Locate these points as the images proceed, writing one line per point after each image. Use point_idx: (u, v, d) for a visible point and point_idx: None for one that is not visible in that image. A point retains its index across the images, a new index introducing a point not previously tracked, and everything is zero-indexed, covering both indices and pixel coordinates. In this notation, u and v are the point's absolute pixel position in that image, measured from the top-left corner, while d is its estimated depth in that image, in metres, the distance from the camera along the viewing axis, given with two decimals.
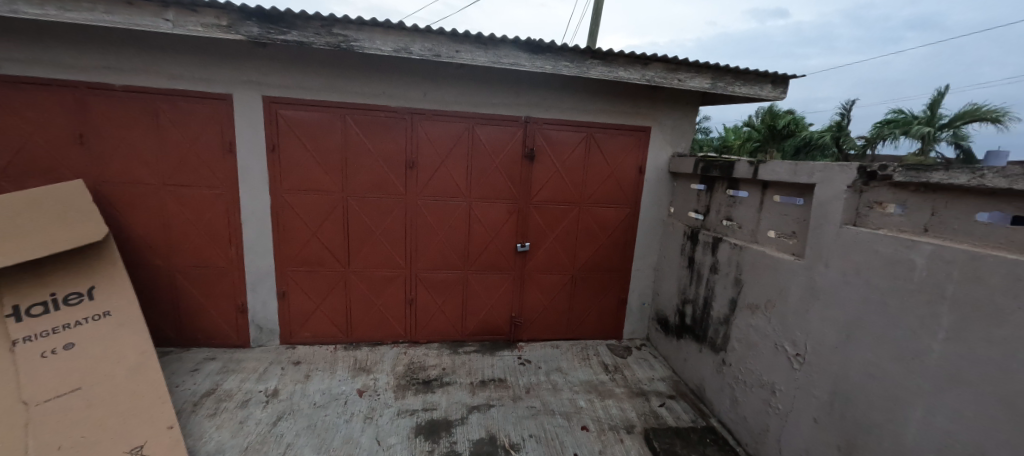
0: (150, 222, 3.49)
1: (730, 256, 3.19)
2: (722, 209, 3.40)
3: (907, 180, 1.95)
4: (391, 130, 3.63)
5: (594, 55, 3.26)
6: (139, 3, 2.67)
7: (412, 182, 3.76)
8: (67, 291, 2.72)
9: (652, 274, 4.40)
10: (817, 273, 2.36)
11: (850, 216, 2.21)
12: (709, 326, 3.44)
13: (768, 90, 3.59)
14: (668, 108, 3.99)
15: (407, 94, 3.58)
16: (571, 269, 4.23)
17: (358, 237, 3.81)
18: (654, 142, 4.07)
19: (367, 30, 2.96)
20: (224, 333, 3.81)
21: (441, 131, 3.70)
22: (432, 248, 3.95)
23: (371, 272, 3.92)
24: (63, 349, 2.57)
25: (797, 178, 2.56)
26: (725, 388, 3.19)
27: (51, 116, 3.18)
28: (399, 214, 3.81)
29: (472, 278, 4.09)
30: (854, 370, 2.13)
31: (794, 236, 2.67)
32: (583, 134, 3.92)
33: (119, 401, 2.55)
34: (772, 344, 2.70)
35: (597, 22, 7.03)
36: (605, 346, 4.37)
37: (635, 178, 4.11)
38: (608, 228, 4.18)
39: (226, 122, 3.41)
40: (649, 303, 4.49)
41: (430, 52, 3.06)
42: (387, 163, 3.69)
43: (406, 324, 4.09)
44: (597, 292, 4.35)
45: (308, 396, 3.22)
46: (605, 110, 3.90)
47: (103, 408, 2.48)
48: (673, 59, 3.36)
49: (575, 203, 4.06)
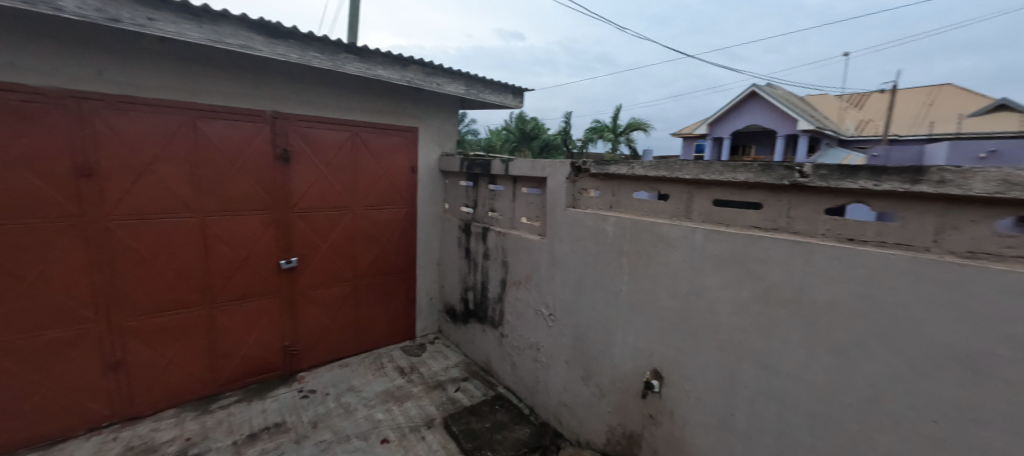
0: None
1: (496, 242, 3.65)
2: (486, 202, 3.84)
3: (597, 171, 2.67)
4: (38, 123, 2.43)
5: (347, 49, 3.05)
6: None
7: (94, 196, 2.64)
8: None
9: (436, 268, 4.57)
10: (556, 247, 2.97)
11: (570, 200, 2.87)
12: (488, 306, 3.85)
13: (510, 99, 4.24)
14: (432, 110, 4.19)
15: (64, 70, 2.47)
16: (351, 278, 3.92)
17: None
18: (423, 142, 4.19)
19: None
20: None
21: (140, 125, 2.73)
22: (148, 284, 2.92)
23: (26, 338, 2.57)
24: None
25: (535, 172, 3.13)
26: (505, 357, 3.65)
27: None
28: (72, 244, 2.62)
29: (221, 313, 3.25)
30: (585, 317, 2.79)
31: (539, 220, 3.27)
32: (347, 133, 3.66)
33: None
34: (534, 310, 3.26)
35: (356, 14, 6.68)
36: (399, 349, 4.29)
37: (408, 178, 4.14)
38: (387, 230, 4.08)
39: None
40: (437, 297, 4.66)
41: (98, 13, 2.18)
42: (37, 171, 2.47)
43: (115, 396, 2.90)
44: (383, 297, 4.19)
45: None
46: (369, 108, 3.76)
47: None
48: (429, 63, 3.52)
49: (348, 208, 3.78)
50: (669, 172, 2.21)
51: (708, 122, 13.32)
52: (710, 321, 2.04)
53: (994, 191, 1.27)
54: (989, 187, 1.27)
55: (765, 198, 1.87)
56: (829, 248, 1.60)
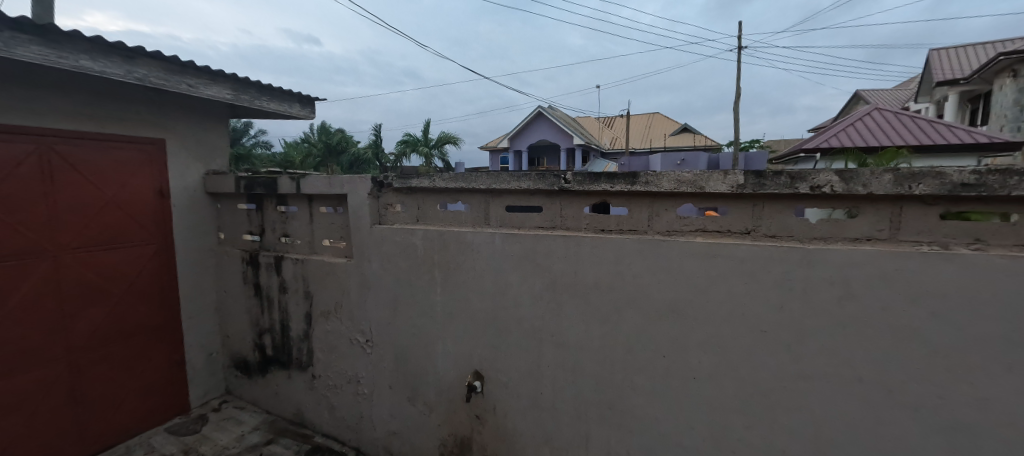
0: None
1: (294, 272, 3.15)
2: (276, 226, 3.28)
3: (400, 185, 2.62)
4: None
5: (17, 26, 2.11)
6: None
7: None
8: None
9: (214, 315, 3.63)
10: (366, 268, 2.77)
11: (376, 217, 2.73)
12: (292, 348, 3.29)
13: (297, 108, 3.76)
14: (184, 117, 3.32)
15: None
16: (61, 353, 2.73)
17: None
18: (175, 157, 3.28)
19: None
20: None
21: None
22: None
23: None
24: None
25: (332, 189, 2.86)
26: (321, 401, 3.19)
27: None
28: None
29: None
30: (405, 336, 2.69)
31: (343, 240, 2.99)
32: (31, 146, 2.53)
33: None
34: (349, 340, 2.95)
35: None
36: (162, 432, 3.21)
37: (155, 204, 3.17)
38: (122, 277, 3.01)
39: None
40: (219, 350, 3.71)
41: None
42: None
43: None
44: (127, 368, 3.08)
45: None
46: (71, 112, 2.70)
47: None
48: (173, 59, 2.78)
49: (43, 254, 2.61)
50: (467, 182, 2.35)
51: (507, 137, 14.98)
52: (515, 315, 2.26)
53: (674, 187, 1.82)
54: (672, 185, 1.81)
55: (544, 202, 2.20)
56: (590, 238, 1.99)
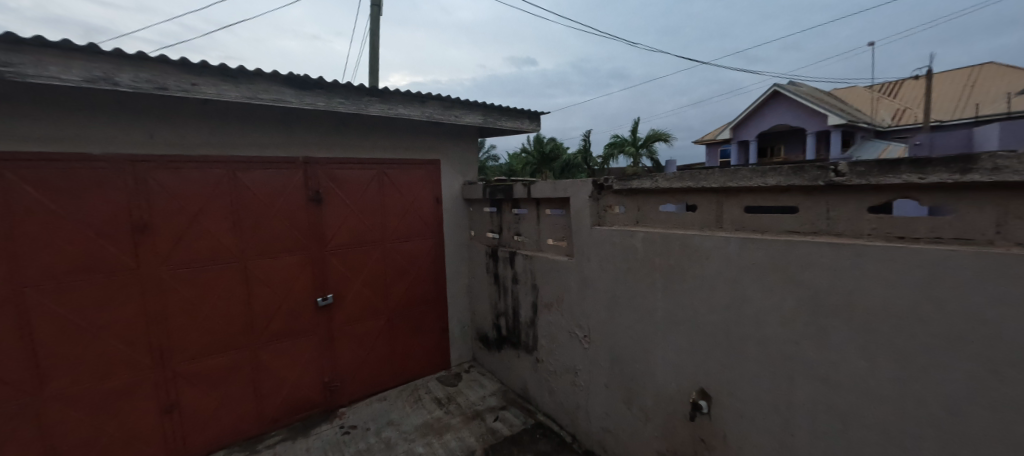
0: None
1: (524, 266, 3.63)
2: (511, 226, 3.86)
3: (620, 187, 2.64)
4: (101, 186, 2.60)
5: (370, 92, 3.22)
6: None
7: (151, 250, 2.78)
8: None
9: (466, 296, 4.57)
10: (585, 266, 2.93)
11: (596, 218, 2.84)
12: (521, 332, 3.81)
13: (527, 123, 4.31)
14: (451, 141, 4.30)
15: (114, 136, 2.62)
16: (384, 311, 3.97)
17: (61, 343, 2.55)
18: (445, 172, 4.29)
19: (31, 51, 2.09)
20: None
21: (189, 181, 2.88)
22: (198, 329, 3.00)
23: (94, 388, 2.68)
24: None
25: (557, 193, 3.14)
26: (543, 383, 3.56)
27: None
28: (132, 296, 2.75)
29: (264, 353, 3.30)
30: (622, 337, 2.70)
31: (565, 240, 3.24)
32: (374, 171, 3.78)
33: None
34: (568, 333, 3.19)
35: (373, 43, 6.71)
36: (435, 380, 4.25)
37: (434, 208, 4.23)
38: (415, 262, 4.14)
39: None
40: (469, 324, 4.64)
41: (150, 84, 2.39)
42: (99, 230, 2.61)
43: (169, 440, 2.95)
44: (417, 328, 4.21)
45: None
46: (393, 145, 3.90)
47: None
48: (447, 97, 3.65)
49: (378, 242, 3.86)
50: (695, 182, 2.16)
51: (731, 127, 12.96)
52: (755, 334, 1.94)
53: None
54: None
55: (801, 201, 1.80)
56: (880, 248, 1.50)
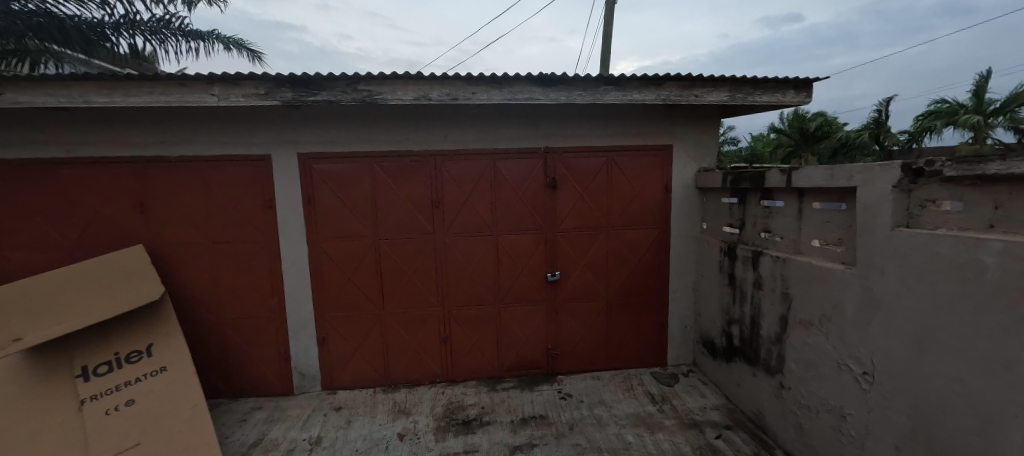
0: (202, 280, 3.61)
1: (773, 270, 3.02)
2: (758, 221, 3.25)
3: (958, 174, 1.81)
4: (417, 173, 3.65)
5: (607, 81, 3.29)
6: (190, 82, 2.97)
7: (440, 220, 3.74)
8: (128, 350, 2.97)
9: (692, 294, 4.18)
10: (874, 280, 2.18)
11: (902, 218, 2.06)
12: (760, 346, 3.21)
13: (791, 95, 3.48)
14: (687, 125, 3.94)
15: (427, 137, 3.63)
16: (604, 295, 4.08)
17: (392, 279, 3.78)
18: (678, 159, 3.98)
19: (389, 83, 3.12)
20: (269, 382, 3.80)
21: (464, 169, 3.70)
22: (465, 285, 3.87)
23: (407, 314, 3.84)
24: (124, 406, 2.78)
25: (835, 182, 2.43)
26: (787, 415, 2.91)
27: (113, 189, 3.44)
28: (429, 253, 3.78)
29: (506, 312, 3.96)
30: (936, 388, 1.89)
31: (842, 243, 2.49)
32: (604, 158, 3.88)
33: None
34: (835, 362, 2.47)
35: (607, 34, 6.81)
36: (648, 374, 4.12)
37: (662, 197, 4.01)
38: (639, 250, 4.05)
39: (266, 182, 3.54)
40: (692, 325, 4.24)
41: (448, 97, 3.17)
42: (414, 204, 3.70)
43: (444, 363, 3.94)
44: (633, 318, 4.16)
45: (350, 442, 3.11)
46: (625, 132, 3.88)
47: None
48: (687, 76, 3.34)
49: (603, 228, 3.97)
50: None
51: None
52: None
53: None
54: None
55: None
56: None
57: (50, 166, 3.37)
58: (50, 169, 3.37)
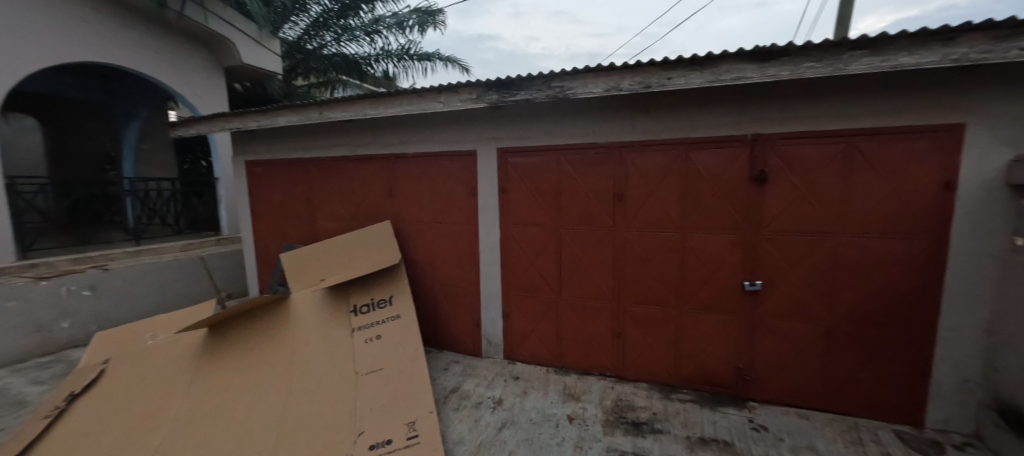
0: (423, 251, 4.54)
1: None
2: None
3: None
4: (601, 165, 3.66)
5: (855, 45, 2.56)
6: (425, 93, 3.72)
7: (622, 214, 3.66)
8: (379, 297, 4.03)
9: (982, 337, 2.92)
10: None
11: None
12: None
13: None
14: (996, 93, 2.72)
15: (615, 128, 3.58)
16: (825, 318, 3.24)
17: (571, 267, 3.93)
18: (973, 143, 2.79)
19: (581, 77, 3.20)
20: (465, 342, 4.51)
21: (651, 161, 3.51)
22: (644, 282, 3.69)
23: (582, 303, 3.94)
24: (375, 338, 3.70)
25: None
26: None
27: (375, 178, 4.65)
28: (608, 246, 3.75)
29: (689, 318, 3.59)
30: None
31: None
32: (839, 145, 3.04)
33: (395, 390, 3.30)
34: None
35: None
36: (890, 432, 3.10)
37: (938, 197, 2.89)
38: (889, 267, 3.05)
39: (472, 173, 4.16)
40: (978, 382, 2.97)
41: (640, 85, 3.05)
42: (597, 196, 3.72)
43: (616, 358, 3.88)
44: (870, 353, 3.18)
45: (526, 411, 3.41)
46: (877, 109, 2.95)
47: (388, 396, 3.25)
48: (1007, 21, 2.29)
49: (832, 234, 3.14)
50: None
51: None
52: None
53: None
54: None
55: None
56: None
57: (342, 162, 4.79)
58: (343, 163, 4.80)
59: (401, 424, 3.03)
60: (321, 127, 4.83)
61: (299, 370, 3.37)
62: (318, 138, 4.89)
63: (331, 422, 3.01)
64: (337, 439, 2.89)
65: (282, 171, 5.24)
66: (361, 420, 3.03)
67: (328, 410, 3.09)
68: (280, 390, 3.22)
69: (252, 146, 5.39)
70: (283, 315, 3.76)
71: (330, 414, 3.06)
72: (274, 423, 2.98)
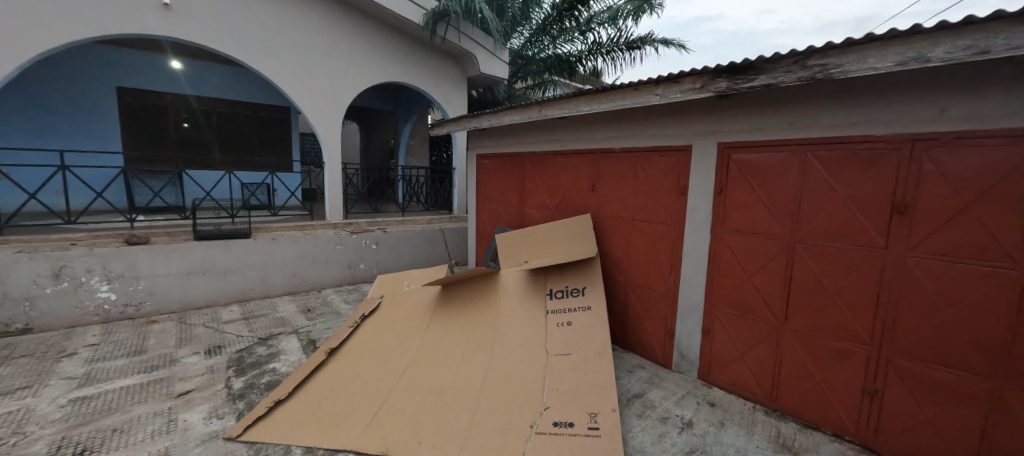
0: (620, 248, 4.49)
1: None
2: None
3: None
4: (873, 166, 2.77)
5: None
6: (642, 86, 3.61)
7: (902, 233, 2.69)
8: (573, 285, 4.23)
9: None
10: None
11: None
12: None
13: None
14: None
15: (904, 116, 2.64)
16: None
17: (805, 292, 3.16)
18: None
19: (856, 50, 2.46)
20: (653, 349, 4.25)
21: (971, 162, 2.44)
22: (929, 331, 2.64)
23: (816, 339, 3.12)
24: (566, 324, 3.90)
25: None
26: None
27: (580, 172, 4.85)
28: (869, 273, 2.83)
29: (1015, 401, 2.37)
30: None
31: None
32: None
33: (581, 379, 3.40)
34: None
35: None
36: None
37: None
38: None
39: (682, 170, 3.83)
40: None
41: (967, 51, 2.13)
42: (860, 206, 2.85)
43: (862, 422, 2.94)
44: None
45: (721, 445, 2.98)
46: None
47: (574, 381, 3.38)
48: None
49: None
50: None
51: None
52: None
53: None
54: None
55: None
56: None
57: (553, 156, 5.18)
58: (553, 157, 5.18)
59: (583, 412, 3.11)
60: (538, 124, 5.34)
61: (501, 338, 3.86)
62: (535, 134, 5.43)
63: (523, 391, 3.34)
64: (527, 408, 3.19)
65: (503, 163, 6.07)
66: (548, 396, 3.26)
67: (522, 380, 3.43)
68: (487, 351, 3.76)
69: (483, 141, 6.42)
70: (492, 289, 4.37)
71: (524, 384, 3.40)
72: (480, 376, 3.52)
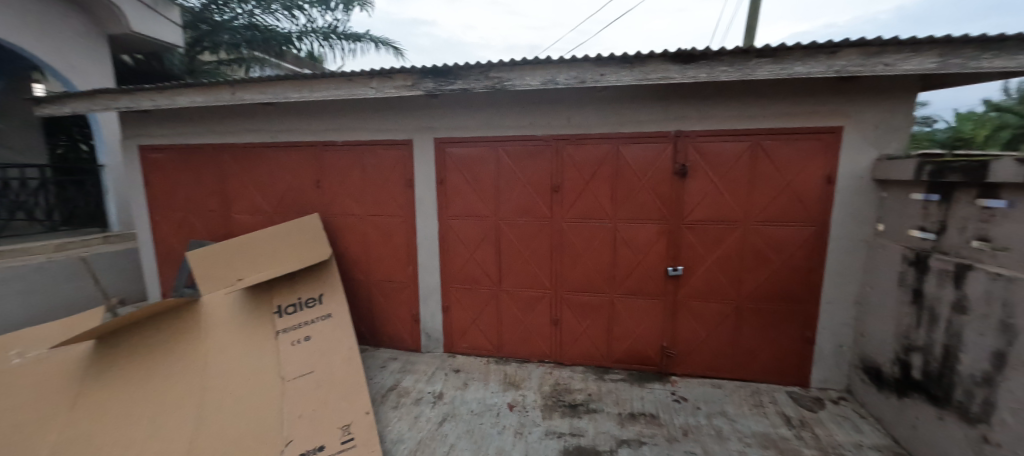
0: (356, 245, 4.31)
1: (988, 291, 2.28)
2: (970, 226, 2.44)
3: None
4: (538, 158, 3.73)
5: (760, 53, 2.85)
6: (355, 78, 3.51)
7: (558, 206, 3.77)
8: (307, 296, 3.74)
9: (852, 309, 3.41)
10: None
11: None
12: (955, 385, 2.47)
13: None
14: (869, 100, 3.14)
15: (551, 122, 3.66)
16: (736, 297, 3.60)
17: (510, 258, 3.97)
18: (849, 145, 3.22)
19: (518, 69, 3.21)
20: (403, 337, 4.38)
21: (586, 155, 3.65)
22: (578, 270, 3.84)
23: (521, 293, 4.01)
24: (303, 340, 3.46)
25: None
26: None
27: (300, 168, 4.30)
28: (545, 236, 3.85)
29: (618, 303, 3.81)
30: None
31: None
32: (746, 143, 3.37)
33: (328, 392, 3.14)
34: None
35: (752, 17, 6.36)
36: (782, 393, 3.53)
37: (823, 190, 3.30)
38: (785, 250, 3.44)
39: (407, 163, 4.02)
40: (849, 345, 3.47)
41: (575, 79, 3.13)
42: (534, 188, 3.79)
43: (553, 345, 4.02)
44: (771, 327, 3.58)
45: (467, 403, 3.42)
46: (776, 111, 3.29)
47: (320, 399, 3.08)
48: (875, 40, 2.68)
49: (739, 222, 3.47)
50: None
51: None
52: None
53: None
54: None
55: None
56: None
57: (261, 149, 4.36)
58: (262, 151, 4.36)
59: (334, 428, 2.91)
60: (236, 110, 4.34)
61: (213, 380, 3.04)
62: (232, 122, 4.40)
63: (255, 433, 2.80)
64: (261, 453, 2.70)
65: (187, 157, 4.63)
66: (289, 426, 2.86)
67: (251, 422, 2.86)
68: (191, 403, 2.89)
69: (148, 127, 4.68)
70: (186, 324, 3.30)
71: (254, 425, 2.84)
72: (185, 440, 2.69)
